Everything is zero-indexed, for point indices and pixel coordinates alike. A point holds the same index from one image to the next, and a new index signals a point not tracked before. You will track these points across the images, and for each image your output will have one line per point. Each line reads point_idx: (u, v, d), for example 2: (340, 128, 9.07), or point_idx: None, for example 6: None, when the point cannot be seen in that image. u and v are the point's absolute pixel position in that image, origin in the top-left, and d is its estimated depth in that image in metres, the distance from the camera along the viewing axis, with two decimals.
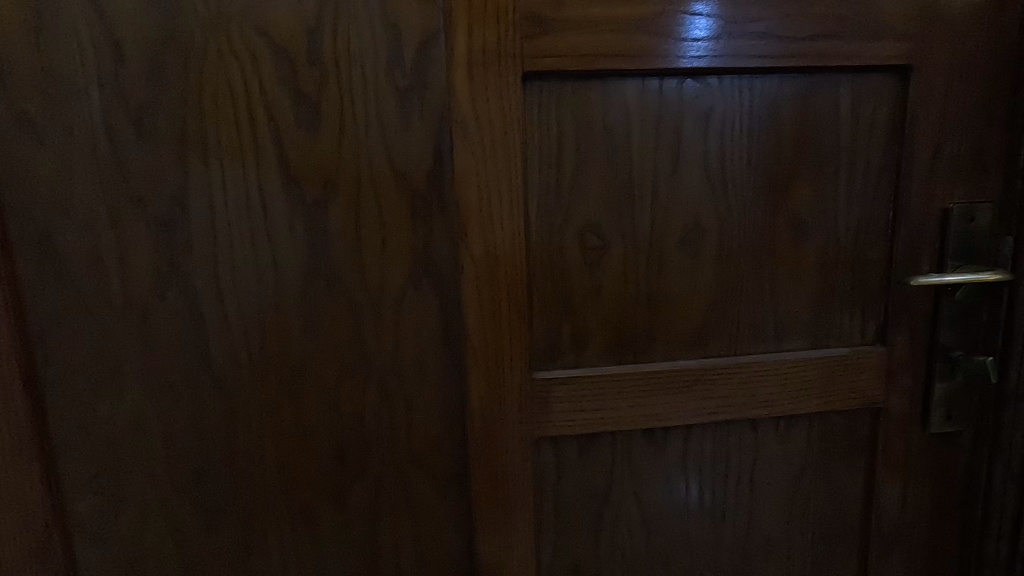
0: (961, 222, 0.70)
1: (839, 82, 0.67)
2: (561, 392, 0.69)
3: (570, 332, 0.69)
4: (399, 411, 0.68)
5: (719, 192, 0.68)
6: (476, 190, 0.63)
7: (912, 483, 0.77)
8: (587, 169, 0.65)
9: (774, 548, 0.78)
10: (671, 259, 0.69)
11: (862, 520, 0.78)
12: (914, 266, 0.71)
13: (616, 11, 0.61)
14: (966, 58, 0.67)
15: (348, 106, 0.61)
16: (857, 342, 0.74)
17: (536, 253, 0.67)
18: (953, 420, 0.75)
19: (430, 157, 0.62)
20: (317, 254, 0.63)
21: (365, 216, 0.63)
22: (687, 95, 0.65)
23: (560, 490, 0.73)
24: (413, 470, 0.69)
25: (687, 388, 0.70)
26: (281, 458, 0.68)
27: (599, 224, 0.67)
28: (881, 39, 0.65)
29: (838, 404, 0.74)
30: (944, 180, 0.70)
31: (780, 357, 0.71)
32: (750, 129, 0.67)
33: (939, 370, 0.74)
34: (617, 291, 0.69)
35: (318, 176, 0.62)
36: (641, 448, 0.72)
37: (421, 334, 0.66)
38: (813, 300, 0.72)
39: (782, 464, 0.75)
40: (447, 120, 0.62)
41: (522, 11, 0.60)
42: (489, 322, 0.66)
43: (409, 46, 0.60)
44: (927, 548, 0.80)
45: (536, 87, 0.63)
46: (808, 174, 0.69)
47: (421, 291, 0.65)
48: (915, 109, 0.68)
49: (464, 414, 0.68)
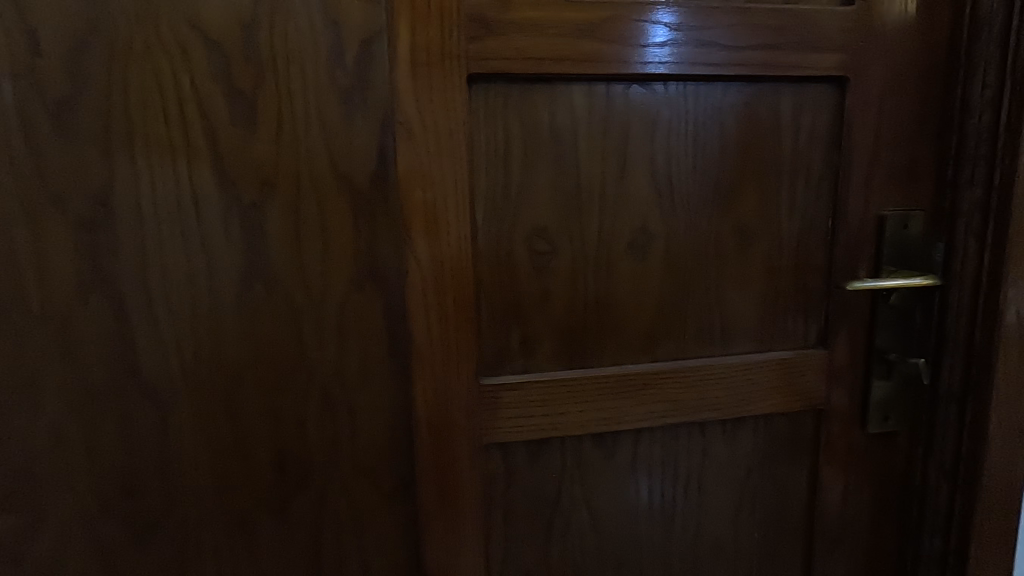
0: (896, 229, 0.73)
1: (780, 91, 0.69)
2: (510, 397, 0.68)
3: (519, 337, 0.68)
4: (343, 419, 0.66)
5: (667, 197, 0.68)
6: (421, 192, 0.62)
7: (854, 482, 0.80)
8: (535, 173, 0.65)
9: (722, 549, 0.79)
10: (619, 263, 0.69)
11: (806, 519, 0.80)
12: (852, 271, 0.74)
13: (562, 15, 0.61)
14: (898, 71, 0.69)
15: (287, 104, 0.59)
16: (800, 345, 0.75)
17: (484, 257, 0.66)
18: (890, 420, 0.78)
19: (373, 157, 0.61)
20: (255, 257, 0.61)
21: (306, 218, 0.61)
22: (634, 100, 0.66)
23: (510, 497, 0.72)
24: (358, 480, 0.67)
25: (635, 393, 0.71)
26: (217, 470, 0.65)
27: (547, 228, 0.66)
28: (820, 50, 0.67)
29: (782, 407, 0.75)
30: (879, 187, 0.72)
31: (726, 361, 0.72)
32: (695, 136, 0.68)
33: (877, 372, 0.76)
34: (566, 296, 0.68)
35: (256, 176, 0.59)
36: (591, 452, 0.72)
37: (365, 340, 0.64)
38: (758, 304, 0.73)
39: (729, 466, 0.76)
40: (391, 120, 0.60)
41: (466, 12, 0.60)
42: (436, 327, 0.65)
43: (351, 43, 0.58)
44: (868, 545, 0.82)
45: (482, 89, 0.62)
46: (752, 179, 0.70)
47: (365, 296, 0.63)
48: (852, 118, 0.70)
49: (411, 421, 0.67)
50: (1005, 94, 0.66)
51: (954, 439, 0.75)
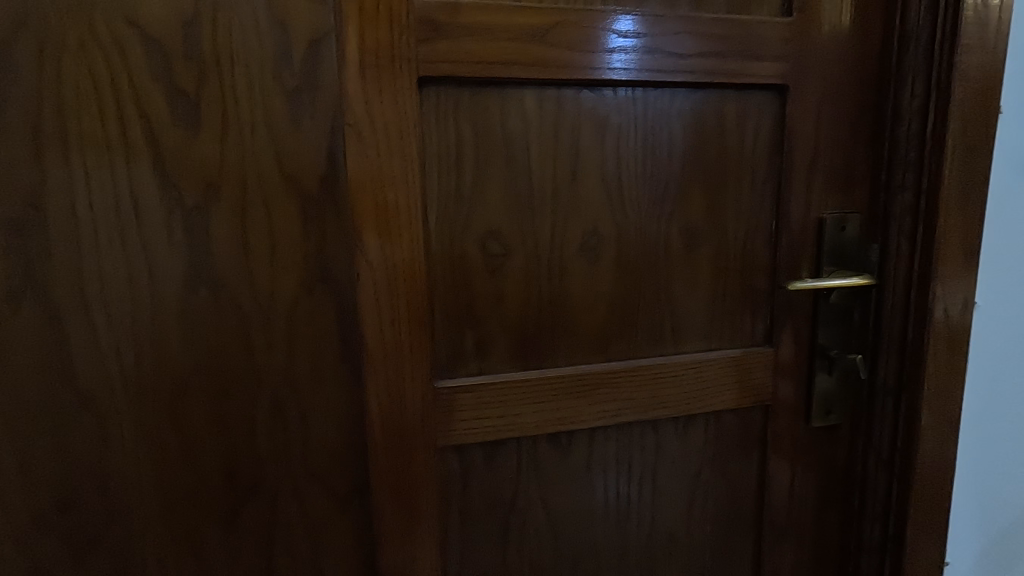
0: (834, 231, 0.76)
1: (725, 98, 0.71)
2: (465, 400, 0.68)
3: (474, 339, 0.68)
4: (294, 426, 0.64)
5: (618, 200, 0.70)
6: (372, 195, 0.62)
7: (800, 474, 0.83)
8: (488, 176, 0.65)
9: (676, 543, 0.81)
10: (572, 265, 0.70)
11: (756, 511, 0.83)
12: (794, 272, 0.77)
13: (512, 20, 0.62)
14: (834, 80, 0.73)
15: (232, 104, 0.57)
16: (748, 343, 0.78)
17: (437, 260, 0.66)
18: (832, 414, 0.81)
19: (323, 159, 0.60)
20: (200, 261, 0.59)
21: (253, 221, 0.60)
22: (585, 104, 0.67)
23: (467, 498, 0.72)
24: (310, 487, 0.66)
25: (589, 392, 0.72)
26: (161, 481, 0.63)
27: (500, 230, 0.67)
28: (761, 59, 0.70)
29: (731, 403, 0.78)
30: (819, 192, 0.75)
31: (677, 359, 0.74)
32: (644, 140, 0.70)
33: (819, 368, 0.80)
34: (520, 298, 0.69)
35: (199, 178, 0.58)
36: (546, 452, 0.73)
37: (317, 344, 0.63)
38: (707, 304, 0.75)
39: (682, 462, 0.78)
40: (340, 122, 0.60)
41: (416, 15, 0.60)
42: (389, 330, 0.65)
43: (297, 44, 0.57)
44: (814, 534, 0.85)
45: (433, 92, 0.62)
46: (700, 183, 0.72)
47: (316, 299, 0.63)
48: (793, 125, 0.73)
49: (364, 425, 0.66)
50: (930, 103, 0.70)
51: (890, 431, 0.79)
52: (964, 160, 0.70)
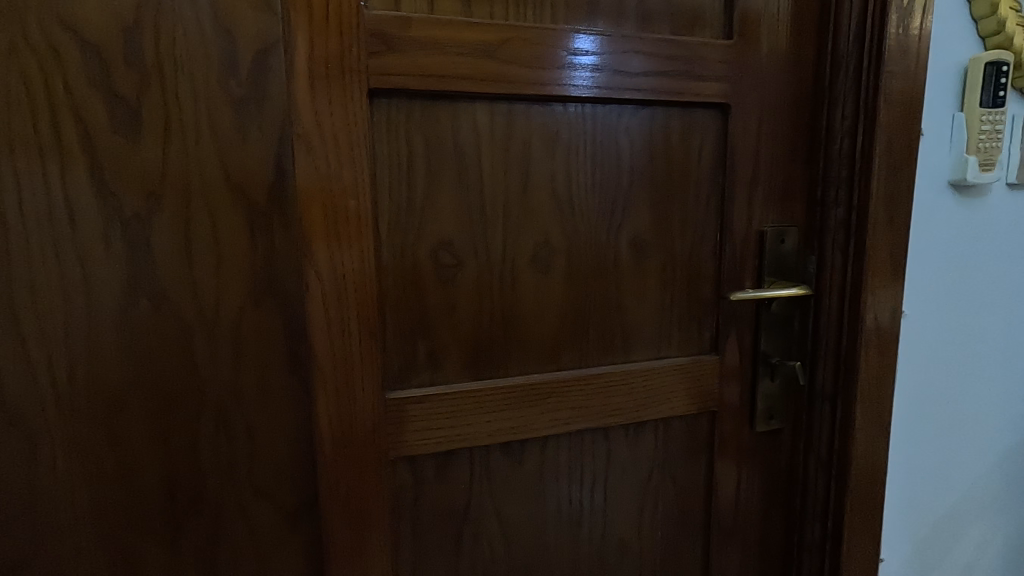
0: (774, 243, 0.80)
1: (671, 115, 0.74)
2: (417, 410, 0.68)
3: (425, 350, 0.69)
4: (240, 439, 0.63)
5: (568, 212, 0.72)
6: (322, 206, 0.61)
7: (745, 478, 0.86)
8: (439, 188, 0.66)
9: (628, 549, 0.82)
10: (524, 276, 0.71)
11: (704, 514, 0.85)
12: (737, 283, 0.80)
13: (462, 35, 0.63)
14: (772, 100, 0.77)
15: (175, 112, 0.56)
16: (694, 351, 0.81)
17: (389, 271, 0.66)
18: (774, 418, 0.85)
19: (271, 169, 0.60)
20: (140, 271, 0.58)
21: (198, 231, 0.59)
22: (535, 119, 0.68)
23: (419, 509, 0.72)
24: (257, 502, 0.64)
25: (541, 402, 0.73)
26: (97, 500, 0.60)
27: (452, 241, 0.68)
28: (704, 79, 0.73)
29: (679, 410, 0.80)
30: (760, 206, 0.79)
31: (626, 367, 0.76)
32: (594, 155, 0.72)
33: (762, 374, 0.83)
34: (472, 308, 0.70)
35: (140, 186, 0.57)
36: (499, 461, 0.73)
37: (264, 356, 0.62)
38: (655, 314, 0.77)
39: (633, 468, 0.80)
40: (289, 132, 0.59)
41: (366, 28, 0.60)
42: (339, 342, 0.64)
43: (245, 52, 0.57)
44: (759, 534, 0.88)
45: (384, 104, 0.63)
46: (647, 196, 0.75)
47: (264, 310, 0.62)
48: (734, 142, 0.76)
49: (314, 438, 0.65)
50: (859, 124, 0.74)
51: (828, 435, 0.83)
52: (890, 178, 0.74)
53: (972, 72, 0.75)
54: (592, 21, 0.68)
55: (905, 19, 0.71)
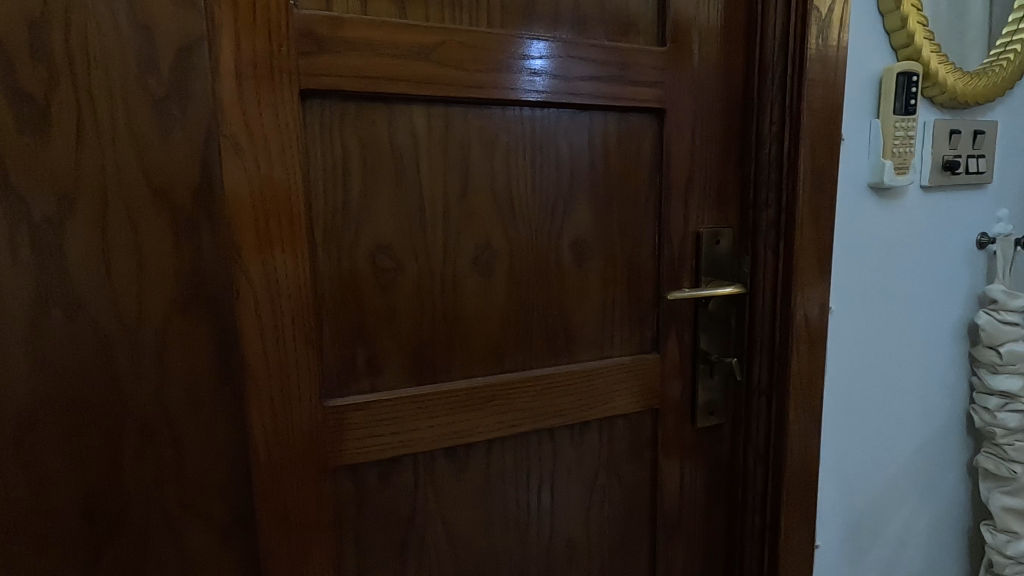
0: (710, 244, 0.83)
1: (608, 118, 0.75)
2: (357, 418, 0.67)
3: (365, 355, 0.67)
4: (167, 455, 0.60)
5: (509, 215, 0.72)
6: (252, 209, 0.59)
7: (688, 474, 0.88)
8: (376, 191, 0.65)
9: (575, 549, 0.83)
10: (465, 279, 0.71)
11: (650, 510, 0.87)
12: (676, 283, 0.82)
13: (397, 37, 0.62)
14: (705, 106, 0.79)
15: (88, 111, 0.53)
16: (636, 350, 0.82)
17: (325, 276, 0.64)
18: (714, 414, 0.87)
19: (196, 171, 0.57)
20: (52, 279, 0.54)
21: (116, 236, 0.56)
22: (474, 121, 0.68)
23: (362, 519, 0.70)
24: (187, 520, 0.62)
25: (484, 405, 0.72)
26: (6, 524, 0.56)
27: (390, 245, 0.67)
28: (639, 84, 0.75)
29: (623, 409, 0.81)
30: (696, 208, 0.81)
31: (569, 368, 0.77)
32: (533, 158, 0.72)
33: (702, 371, 0.85)
34: (413, 313, 0.69)
35: (50, 189, 0.53)
36: (444, 467, 0.73)
37: (191, 366, 0.60)
38: (597, 315, 0.79)
39: (578, 467, 0.81)
40: (215, 132, 0.57)
41: (296, 27, 0.59)
42: (273, 349, 0.62)
43: (164, 49, 0.55)
44: (703, 527, 0.91)
45: (317, 105, 0.62)
46: (587, 198, 0.76)
47: (191, 319, 0.59)
48: (670, 146, 0.78)
49: (247, 450, 0.63)
50: (785, 130, 0.78)
51: (765, 428, 0.86)
52: (815, 181, 0.78)
53: (886, 82, 0.80)
54: (528, 26, 0.69)
55: (824, 31, 0.75)
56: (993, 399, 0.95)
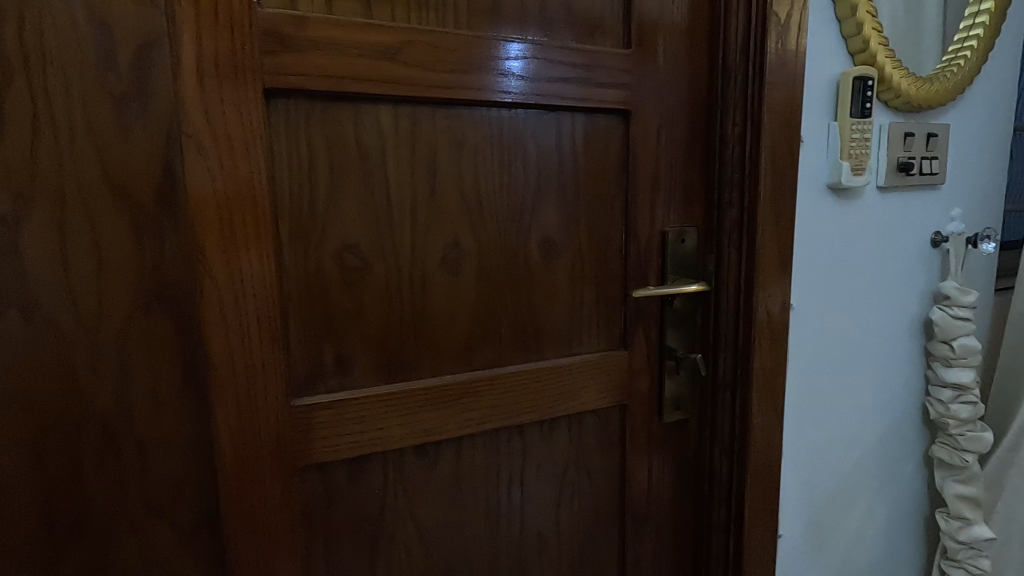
0: (676, 243, 0.84)
1: (574, 119, 0.76)
2: (324, 417, 0.67)
3: (333, 355, 0.67)
4: (129, 456, 0.60)
5: (477, 214, 0.73)
6: (215, 208, 0.59)
7: (656, 468, 0.90)
8: (342, 190, 0.65)
9: (546, 544, 0.84)
10: (434, 278, 0.71)
11: (619, 504, 0.88)
12: (643, 280, 0.84)
13: (362, 36, 0.62)
14: (670, 108, 0.81)
15: (44, 109, 0.53)
16: (604, 347, 0.84)
17: (291, 276, 0.64)
18: (680, 409, 0.89)
19: (158, 169, 0.57)
20: (6, 280, 0.53)
21: (74, 235, 0.55)
22: (442, 121, 0.69)
23: (330, 518, 0.70)
24: (151, 521, 0.61)
25: (453, 403, 0.73)
26: None
27: (357, 245, 0.67)
28: (605, 86, 0.76)
29: (592, 404, 0.83)
30: (662, 207, 0.83)
31: (538, 365, 0.78)
32: (501, 157, 0.73)
33: (669, 367, 0.87)
34: (381, 312, 0.69)
35: (5, 188, 0.52)
36: (413, 465, 0.73)
37: (153, 367, 0.59)
38: (565, 312, 0.80)
39: (548, 463, 0.82)
40: (176, 131, 0.57)
41: (259, 25, 0.58)
42: (238, 349, 0.62)
43: (123, 47, 0.54)
44: (670, 519, 0.93)
45: (282, 104, 0.61)
46: (554, 197, 0.77)
47: (153, 318, 0.59)
48: (636, 146, 0.80)
49: (213, 451, 0.63)
50: (747, 132, 0.80)
51: (730, 422, 0.88)
52: (776, 181, 0.80)
53: (843, 86, 0.83)
54: (494, 27, 0.70)
55: (783, 35, 0.77)
56: (947, 392, 0.99)
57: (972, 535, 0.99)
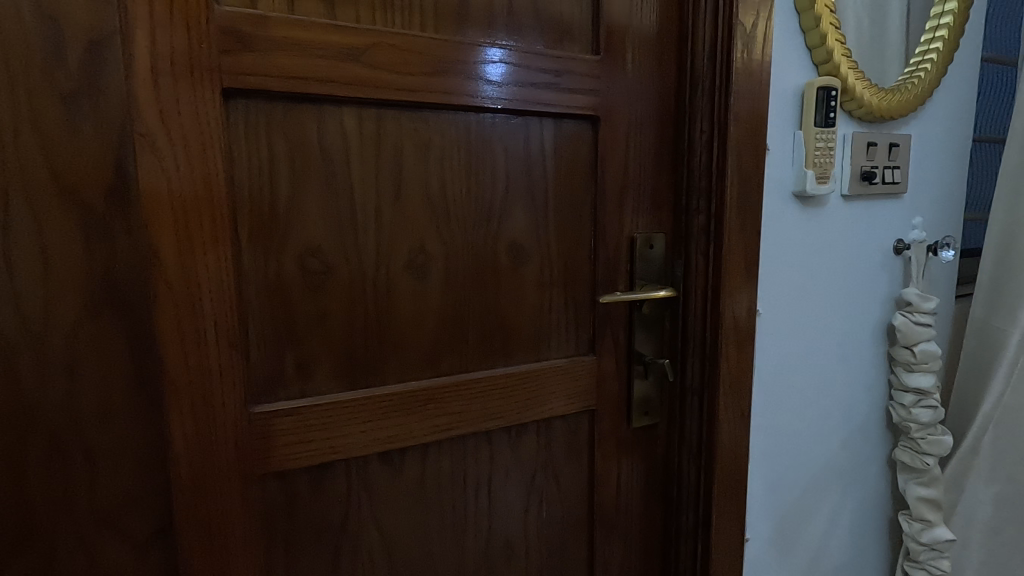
0: (644, 248, 0.85)
1: (543, 124, 0.76)
2: (285, 424, 0.65)
3: (294, 361, 0.66)
4: (76, 465, 0.58)
5: (443, 218, 0.72)
6: (170, 209, 0.57)
7: (625, 473, 0.90)
8: (304, 192, 0.64)
9: (514, 551, 0.83)
10: (399, 282, 0.70)
11: (588, 509, 0.88)
12: (612, 286, 0.84)
13: (325, 37, 0.61)
14: (638, 114, 0.82)
15: None
16: (573, 352, 0.84)
17: (250, 280, 0.63)
18: (649, 414, 0.90)
19: (110, 169, 0.55)
20: None
21: (18, 236, 0.53)
22: (407, 124, 0.68)
23: (291, 527, 0.69)
24: (100, 532, 0.59)
25: (418, 409, 0.72)
26: None
27: (320, 248, 0.66)
28: (574, 91, 0.76)
29: (560, 410, 0.82)
30: (630, 213, 0.83)
31: (505, 370, 0.78)
32: (469, 161, 0.72)
33: (637, 372, 0.88)
34: (345, 316, 0.68)
35: None
36: (377, 472, 0.72)
37: (104, 372, 0.57)
38: (533, 317, 0.80)
39: (515, 469, 0.81)
40: (129, 130, 0.55)
41: (218, 23, 0.57)
42: (193, 355, 0.60)
43: (73, 42, 0.53)
44: (639, 524, 0.93)
45: (241, 104, 0.60)
46: (522, 201, 0.77)
47: (103, 323, 0.57)
48: (604, 152, 0.80)
49: (166, 460, 0.61)
50: (714, 139, 0.81)
51: (698, 426, 0.88)
52: (742, 188, 0.81)
53: (807, 95, 0.84)
54: (462, 31, 0.70)
55: (749, 45, 0.78)
56: (909, 396, 1.01)
57: (933, 536, 1.01)
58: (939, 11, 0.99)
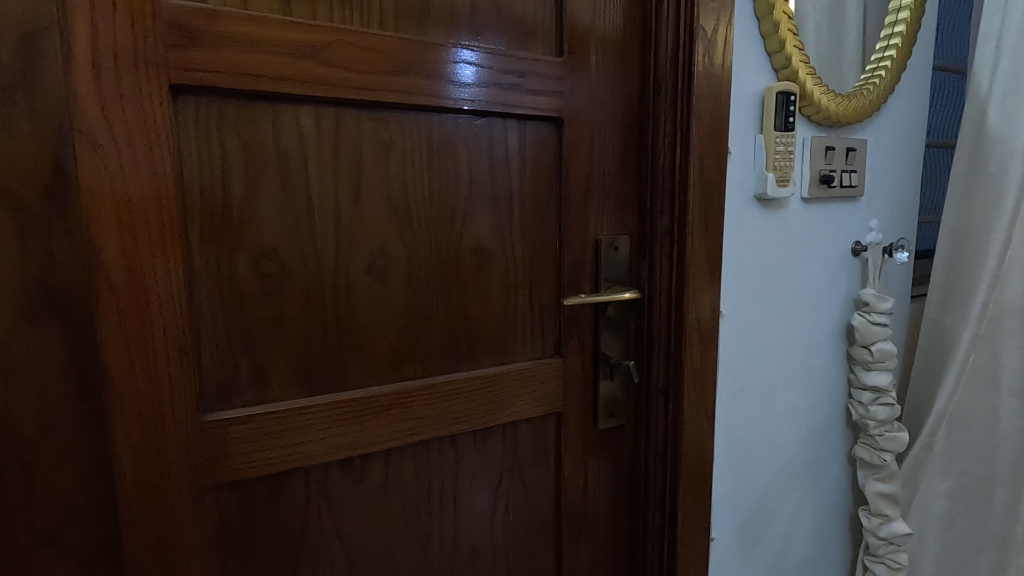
0: (609, 250, 0.85)
1: (507, 125, 0.76)
2: (239, 433, 0.63)
3: (249, 366, 0.64)
4: (13, 478, 0.55)
5: (405, 219, 0.71)
6: (113, 209, 0.55)
7: (592, 475, 0.90)
8: (259, 193, 0.62)
9: (480, 556, 0.83)
10: (359, 285, 0.69)
11: (554, 511, 0.88)
12: (577, 287, 0.84)
13: (279, 33, 0.59)
14: (602, 116, 0.82)
15: None
16: (539, 355, 0.83)
17: (202, 283, 0.61)
18: (615, 416, 0.90)
19: (48, 168, 0.53)
20: None
21: None
22: (367, 123, 0.67)
23: (247, 538, 0.66)
24: (39, 548, 0.57)
25: (380, 414, 0.71)
26: None
27: (275, 250, 0.64)
28: (537, 92, 0.76)
29: (526, 413, 0.82)
30: (596, 214, 0.83)
31: (469, 373, 0.77)
32: (430, 162, 0.71)
33: (603, 374, 0.88)
34: (302, 320, 0.66)
35: None
36: (338, 479, 0.70)
37: (43, 380, 0.55)
38: (498, 320, 0.79)
39: (481, 473, 0.80)
40: (68, 127, 0.53)
41: (164, 17, 0.55)
42: (140, 363, 0.57)
43: (7, 35, 0.50)
44: (607, 525, 0.93)
45: (191, 102, 0.58)
46: (485, 203, 0.76)
47: (41, 328, 0.54)
48: (568, 154, 0.80)
49: (111, 473, 0.58)
50: (676, 142, 0.81)
51: (663, 427, 0.89)
52: (705, 191, 0.82)
53: (767, 99, 0.85)
54: (423, 30, 0.69)
55: (709, 50, 0.79)
56: (867, 394, 1.04)
57: (891, 530, 1.04)
58: (893, 19, 1.02)
